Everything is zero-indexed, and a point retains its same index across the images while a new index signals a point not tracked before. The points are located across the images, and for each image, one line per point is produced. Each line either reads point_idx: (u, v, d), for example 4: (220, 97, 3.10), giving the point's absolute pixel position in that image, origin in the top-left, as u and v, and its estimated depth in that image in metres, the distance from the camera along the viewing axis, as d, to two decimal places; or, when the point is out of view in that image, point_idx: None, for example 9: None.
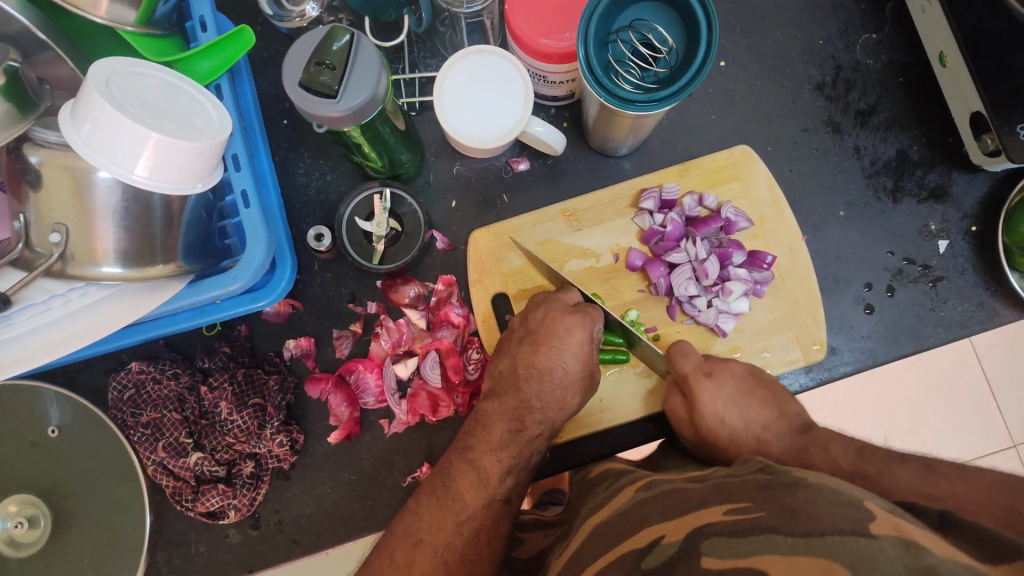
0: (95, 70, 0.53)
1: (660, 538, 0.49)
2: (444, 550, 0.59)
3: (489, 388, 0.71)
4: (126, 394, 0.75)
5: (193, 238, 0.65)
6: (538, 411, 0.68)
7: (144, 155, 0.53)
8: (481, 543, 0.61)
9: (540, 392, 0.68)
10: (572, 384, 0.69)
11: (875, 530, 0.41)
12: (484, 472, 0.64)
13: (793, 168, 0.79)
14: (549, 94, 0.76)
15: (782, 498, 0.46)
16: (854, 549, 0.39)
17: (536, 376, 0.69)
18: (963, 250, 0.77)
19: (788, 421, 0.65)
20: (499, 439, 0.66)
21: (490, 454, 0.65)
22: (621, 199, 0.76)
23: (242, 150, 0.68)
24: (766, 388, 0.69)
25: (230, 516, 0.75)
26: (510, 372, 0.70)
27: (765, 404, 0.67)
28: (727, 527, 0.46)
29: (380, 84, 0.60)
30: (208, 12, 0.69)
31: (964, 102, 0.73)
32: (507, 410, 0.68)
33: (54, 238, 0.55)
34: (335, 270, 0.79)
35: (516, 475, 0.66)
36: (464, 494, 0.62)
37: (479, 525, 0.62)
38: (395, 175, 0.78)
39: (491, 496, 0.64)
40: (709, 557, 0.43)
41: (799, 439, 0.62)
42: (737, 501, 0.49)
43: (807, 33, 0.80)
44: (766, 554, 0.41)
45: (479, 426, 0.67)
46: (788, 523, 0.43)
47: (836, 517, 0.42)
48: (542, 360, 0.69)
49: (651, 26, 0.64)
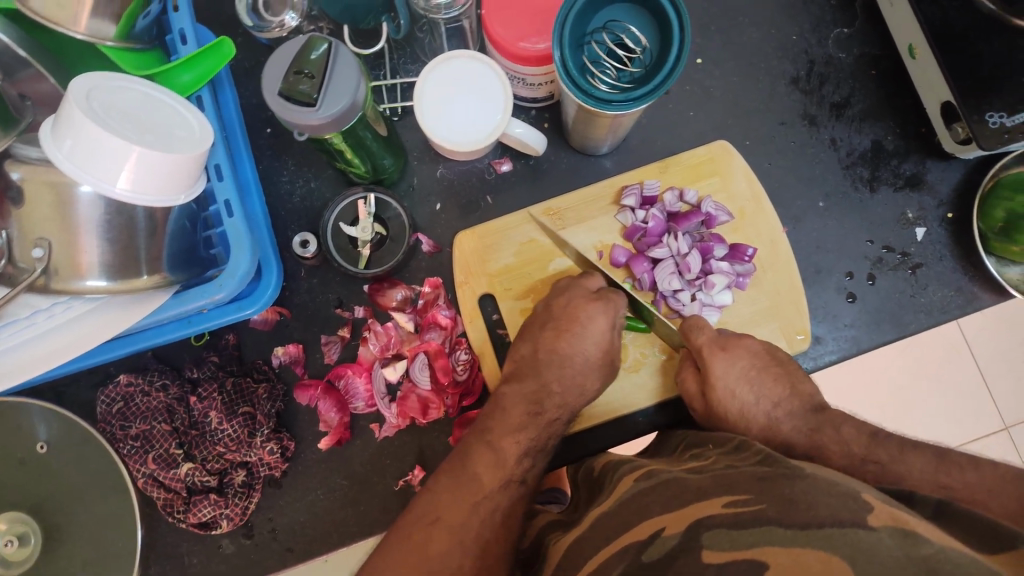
0: (74, 85, 0.53)
1: (661, 530, 0.49)
2: (461, 531, 0.59)
3: (511, 371, 0.72)
4: (115, 407, 0.75)
5: (177, 248, 0.65)
6: (558, 395, 0.70)
7: (126, 169, 0.54)
8: (497, 522, 0.60)
9: (560, 377, 0.70)
10: (592, 369, 0.71)
11: (874, 522, 0.42)
12: (502, 453, 0.64)
13: (771, 162, 0.80)
14: (529, 95, 0.77)
15: (781, 490, 0.47)
16: (854, 540, 0.40)
17: (557, 361, 0.71)
18: (941, 237, 0.78)
19: (800, 400, 0.66)
20: (518, 422, 0.67)
21: (509, 435, 0.65)
22: (603, 197, 0.77)
23: (225, 161, 0.69)
24: (779, 365, 0.69)
25: (222, 527, 0.74)
26: (531, 357, 0.72)
27: (778, 381, 0.68)
28: (728, 518, 0.46)
29: (359, 90, 0.60)
30: (188, 24, 0.69)
31: (934, 92, 0.75)
32: (526, 394, 0.69)
33: (37, 253, 0.55)
34: (322, 275, 0.79)
35: (533, 458, 0.66)
36: (481, 475, 0.62)
37: (495, 506, 0.61)
38: (379, 179, 0.78)
39: (508, 477, 0.63)
40: (710, 549, 0.44)
41: (812, 419, 0.63)
42: (737, 492, 0.49)
43: (780, 30, 0.82)
44: (765, 546, 0.42)
45: (498, 410, 0.68)
46: (788, 515, 0.44)
47: (836, 508, 0.44)
48: (564, 345, 0.71)
49: (625, 27, 0.65)
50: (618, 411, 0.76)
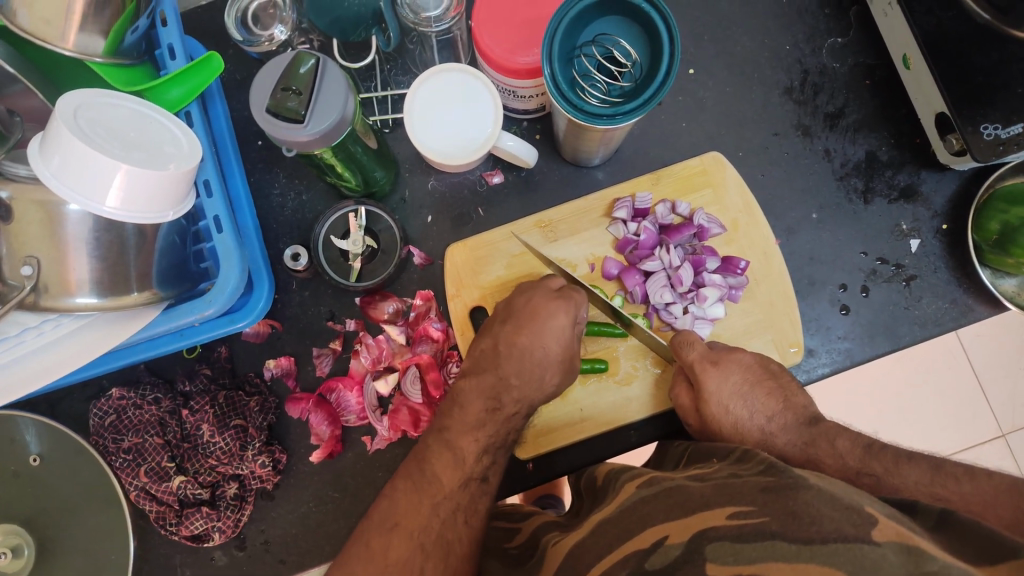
0: (62, 103, 0.53)
1: (664, 539, 0.49)
2: (422, 533, 0.59)
3: (468, 366, 0.72)
4: (108, 420, 0.75)
5: (167, 264, 0.65)
6: (516, 389, 0.69)
7: (115, 185, 0.54)
8: (458, 523, 0.61)
9: (519, 370, 0.69)
10: (553, 365, 0.70)
11: (878, 537, 0.41)
12: (459, 451, 0.65)
13: (765, 173, 0.80)
14: (520, 107, 0.77)
15: (784, 502, 0.46)
16: (855, 556, 0.40)
17: (516, 355, 0.70)
18: (935, 248, 0.78)
19: (794, 413, 0.65)
20: (476, 419, 0.67)
21: (468, 435, 0.66)
22: (595, 209, 0.77)
23: (214, 176, 0.69)
24: (774, 379, 0.69)
25: (214, 539, 0.74)
26: (491, 352, 0.71)
27: (771, 395, 0.67)
28: (732, 531, 0.45)
29: (347, 106, 0.60)
30: (176, 39, 0.70)
31: (928, 103, 0.74)
32: (485, 389, 0.69)
33: (26, 271, 0.55)
34: (314, 288, 0.79)
35: (494, 454, 0.67)
36: (440, 476, 0.63)
37: (455, 506, 0.61)
38: (370, 192, 0.78)
39: (469, 476, 0.64)
40: (713, 563, 0.44)
41: (806, 432, 0.62)
42: (741, 503, 0.48)
43: (774, 39, 0.81)
44: (767, 562, 0.42)
45: (457, 407, 0.68)
46: (792, 529, 0.43)
47: (838, 522, 0.42)
48: (523, 339, 0.70)
49: (615, 41, 0.65)
50: (613, 424, 0.76)
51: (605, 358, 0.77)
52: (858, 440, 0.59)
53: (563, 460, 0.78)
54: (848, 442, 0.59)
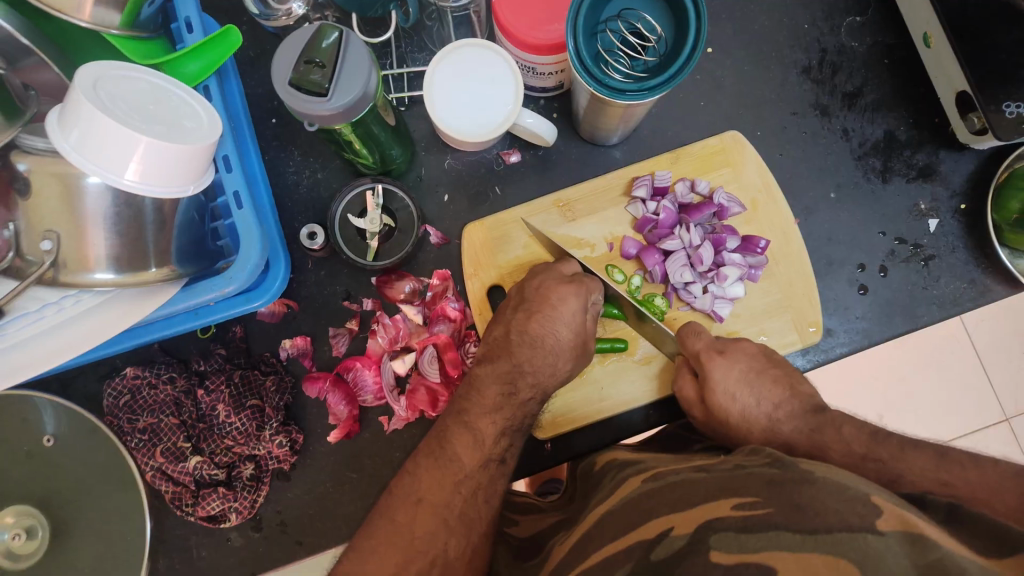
0: (81, 75, 0.52)
1: (669, 529, 0.48)
2: (444, 508, 0.58)
3: (483, 353, 0.70)
4: (122, 400, 0.74)
5: (186, 240, 0.64)
6: (530, 373, 0.67)
7: (134, 159, 0.53)
8: (480, 502, 0.60)
9: (532, 357, 0.67)
10: (564, 351, 0.69)
11: (881, 526, 0.41)
12: (479, 433, 0.63)
13: (783, 153, 0.80)
14: (538, 85, 0.76)
15: (789, 493, 0.46)
16: (862, 546, 0.39)
17: (527, 342, 0.68)
18: (953, 228, 0.78)
19: (800, 401, 0.63)
20: (493, 402, 0.65)
21: (485, 416, 0.64)
22: (614, 188, 0.77)
23: (233, 152, 0.68)
24: (778, 367, 0.68)
25: (231, 520, 0.74)
26: (503, 339, 0.69)
27: (778, 382, 0.66)
28: (736, 521, 0.45)
29: (369, 82, 0.59)
30: (193, 13, 0.69)
31: (948, 82, 0.74)
32: (501, 374, 0.66)
33: (46, 246, 0.54)
34: (329, 267, 0.78)
35: (512, 436, 0.65)
36: (461, 456, 0.61)
37: (477, 484, 0.60)
38: (387, 170, 0.77)
39: (487, 456, 0.62)
40: (718, 551, 0.43)
41: (811, 418, 0.60)
42: (743, 495, 0.48)
43: (792, 19, 0.81)
44: (772, 550, 0.42)
45: (472, 392, 0.66)
46: (794, 520, 0.43)
47: (844, 513, 0.42)
48: (535, 327, 0.68)
49: (639, 16, 0.64)
50: (631, 404, 0.76)
51: (624, 338, 0.76)
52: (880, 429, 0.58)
53: (581, 439, 0.78)
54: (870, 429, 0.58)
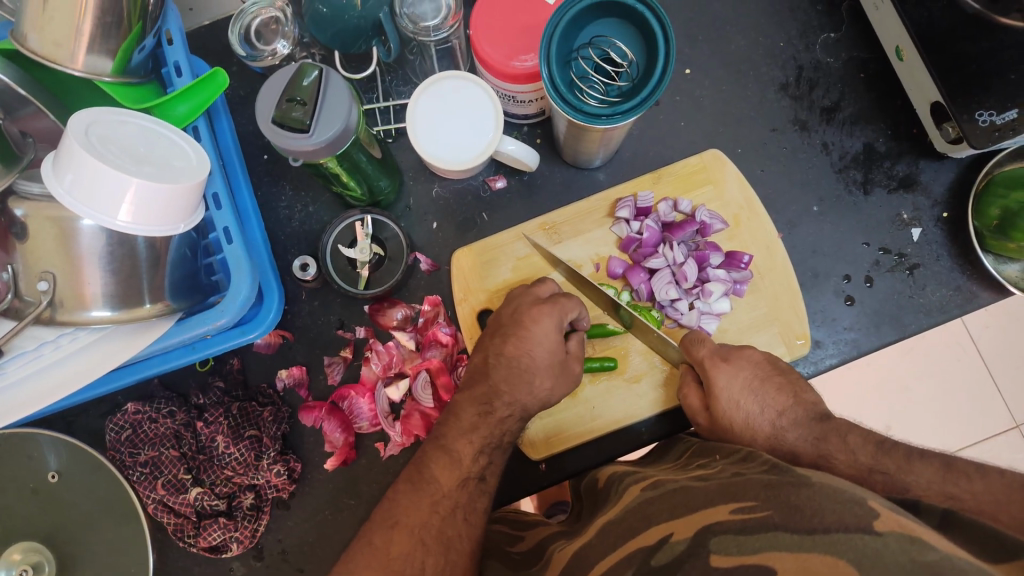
0: (74, 122, 0.54)
1: (669, 535, 0.49)
2: (422, 530, 0.58)
3: (465, 379, 0.71)
4: (123, 435, 0.76)
5: (179, 276, 0.66)
6: (505, 394, 0.67)
7: (126, 200, 0.55)
8: (459, 520, 0.60)
9: (508, 376, 0.68)
10: (542, 369, 0.69)
11: (878, 528, 0.42)
12: (456, 454, 0.64)
13: (764, 169, 0.81)
14: (520, 113, 0.78)
15: (786, 497, 0.46)
16: (859, 546, 0.41)
17: (504, 363, 0.68)
18: (937, 236, 0.79)
19: (803, 408, 0.64)
20: (469, 423, 0.66)
21: (462, 437, 0.65)
22: (598, 209, 0.78)
23: (223, 189, 0.70)
24: (782, 374, 0.68)
25: (232, 550, 0.75)
26: (481, 363, 0.70)
27: (781, 390, 0.66)
28: (734, 525, 0.46)
29: (350, 115, 0.61)
30: (182, 57, 0.71)
31: (922, 93, 0.75)
32: (476, 397, 0.68)
33: (42, 286, 0.57)
34: (322, 297, 0.80)
35: (490, 454, 0.65)
36: (439, 477, 0.62)
37: (454, 504, 0.61)
38: (375, 201, 0.79)
39: (466, 476, 0.63)
40: (716, 554, 0.44)
41: (816, 427, 0.61)
42: (742, 499, 0.48)
43: (768, 37, 0.82)
44: (771, 551, 0.42)
45: (450, 416, 0.67)
46: (793, 521, 0.44)
47: (840, 514, 0.43)
48: (510, 348, 0.69)
49: (611, 42, 0.66)
50: (623, 422, 0.77)
51: (614, 357, 0.77)
52: (873, 437, 0.57)
53: (575, 458, 0.78)
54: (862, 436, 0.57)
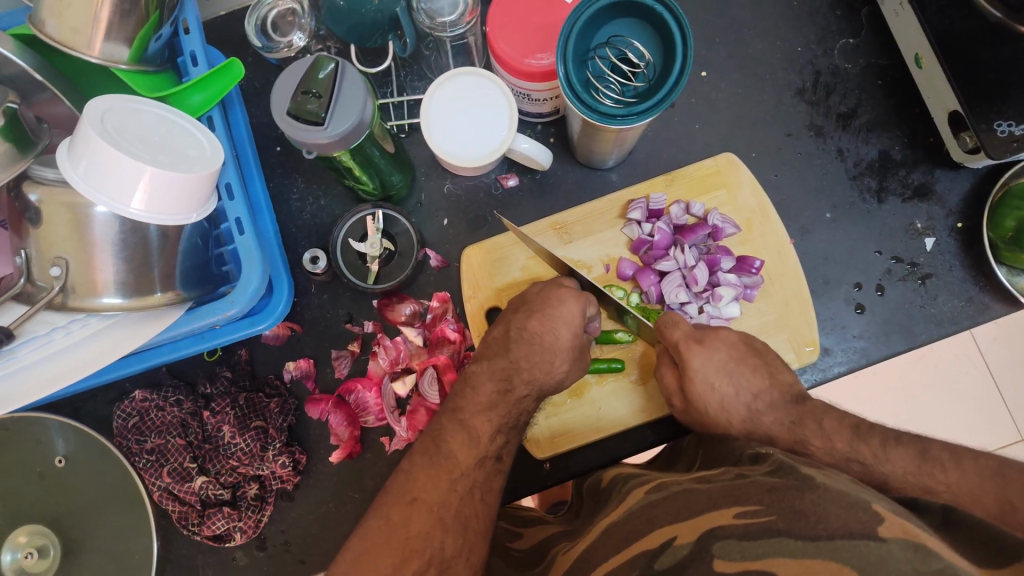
0: (89, 108, 0.54)
1: (671, 539, 0.49)
2: (441, 508, 0.59)
3: (481, 354, 0.71)
4: (131, 421, 0.76)
5: (190, 265, 0.66)
6: (525, 370, 0.67)
7: (140, 188, 0.55)
8: (475, 499, 0.61)
9: (528, 354, 0.68)
10: (562, 352, 0.69)
11: (884, 533, 0.41)
12: (474, 431, 0.64)
13: (778, 174, 0.80)
14: (534, 111, 0.78)
15: (791, 501, 0.46)
16: (865, 552, 0.40)
17: (526, 339, 0.68)
18: (951, 246, 0.78)
19: (780, 391, 0.65)
20: (487, 400, 0.66)
21: (480, 414, 0.65)
22: (610, 210, 0.78)
23: (235, 180, 0.70)
24: (759, 356, 0.68)
25: (236, 539, 0.75)
26: (503, 337, 0.70)
27: (783, 400, 0.67)
28: (738, 530, 0.46)
29: (366, 109, 0.61)
30: (198, 47, 0.71)
31: (940, 102, 0.75)
32: (496, 371, 0.68)
33: (54, 272, 0.57)
34: (332, 291, 0.80)
35: (508, 434, 0.66)
36: (456, 453, 0.62)
37: (473, 483, 0.61)
38: (387, 196, 0.79)
39: (483, 454, 0.63)
40: (720, 559, 0.44)
41: (793, 411, 0.62)
42: (745, 503, 0.48)
43: (786, 41, 0.82)
44: (776, 557, 0.42)
45: (467, 389, 0.67)
46: (798, 527, 0.43)
47: (845, 519, 0.43)
48: (534, 325, 0.69)
49: (629, 42, 0.65)
50: (628, 424, 0.77)
51: (622, 358, 0.77)
52: (865, 435, 0.59)
53: (580, 459, 0.78)
54: (837, 421, 0.59)
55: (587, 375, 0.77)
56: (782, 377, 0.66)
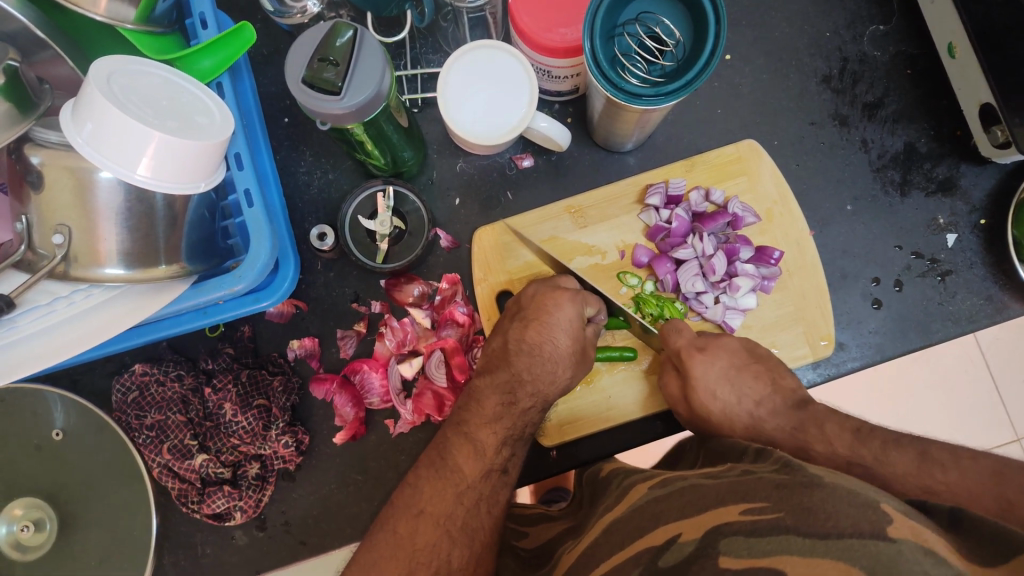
0: (95, 68, 0.51)
1: (676, 537, 0.47)
2: (447, 520, 0.57)
3: (482, 366, 0.69)
4: (130, 396, 0.74)
5: (196, 237, 0.63)
6: (530, 383, 0.65)
7: (146, 154, 0.52)
8: (482, 512, 0.59)
9: (531, 365, 0.66)
10: (564, 359, 0.67)
11: (892, 533, 0.39)
12: (479, 444, 0.62)
13: (800, 163, 0.78)
14: (553, 89, 0.75)
15: (799, 498, 0.44)
16: (873, 552, 0.38)
17: (526, 351, 0.66)
18: (972, 243, 0.77)
19: (782, 396, 0.63)
20: (492, 412, 0.64)
21: (486, 426, 0.63)
22: (627, 195, 0.76)
23: (244, 150, 0.67)
24: (760, 362, 0.67)
25: (236, 518, 0.74)
26: (502, 350, 0.68)
27: (759, 377, 0.65)
28: (746, 525, 0.43)
29: (384, 82, 0.58)
30: (208, 9, 0.68)
31: (973, 94, 0.72)
32: (500, 384, 0.65)
33: (58, 239, 0.54)
34: (338, 269, 0.78)
35: (513, 446, 0.64)
36: (462, 466, 0.60)
37: (479, 496, 0.60)
38: (398, 172, 0.77)
39: (489, 467, 0.61)
40: (726, 555, 0.42)
41: (795, 416, 0.60)
42: (752, 500, 0.46)
43: (813, 26, 0.79)
44: (783, 555, 0.40)
45: (472, 402, 0.65)
46: (805, 524, 0.41)
47: (855, 518, 0.40)
48: (531, 335, 0.67)
49: (658, 19, 0.62)
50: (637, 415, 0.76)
51: (633, 347, 0.76)
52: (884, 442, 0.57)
53: (587, 447, 0.77)
54: (838, 425, 0.57)
55: (598, 363, 0.75)
56: (785, 384, 0.64)
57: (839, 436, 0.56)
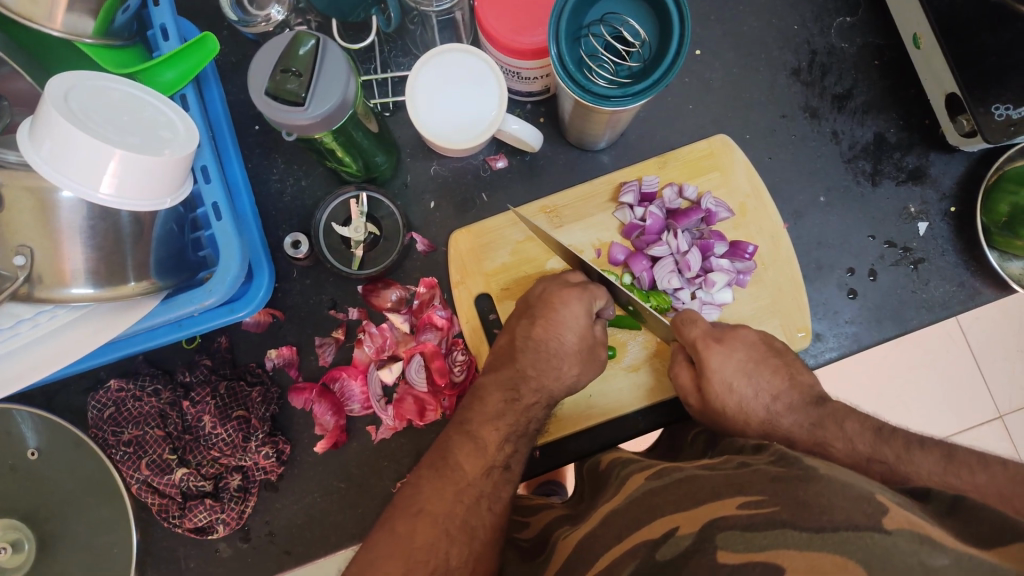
0: (51, 87, 0.50)
1: (673, 529, 0.46)
2: (446, 520, 0.56)
3: (490, 363, 0.70)
4: (106, 413, 0.74)
5: (165, 253, 0.62)
6: (533, 379, 0.67)
7: (109, 171, 0.51)
8: (482, 510, 0.58)
9: (536, 362, 0.67)
10: (569, 355, 0.68)
11: (887, 525, 0.39)
12: (481, 441, 0.62)
13: (772, 156, 0.79)
14: (524, 90, 0.75)
15: (794, 491, 0.44)
16: (869, 545, 0.38)
17: (532, 347, 0.68)
18: (943, 231, 0.77)
19: (800, 392, 0.62)
20: (495, 410, 0.64)
21: (488, 424, 0.63)
22: (601, 193, 0.76)
23: (212, 162, 0.67)
24: (778, 357, 0.66)
25: (218, 531, 0.74)
26: (508, 348, 0.69)
27: (776, 373, 0.64)
28: (741, 520, 0.43)
29: (349, 88, 0.58)
30: (169, 20, 0.67)
31: (938, 84, 0.73)
32: (503, 381, 0.67)
33: (20, 261, 0.52)
34: (315, 276, 0.78)
35: (516, 442, 0.64)
36: (463, 465, 0.60)
37: (479, 493, 0.59)
38: (371, 177, 0.76)
39: (490, 464, 0.61)
40: (725, 550, 0.41)
41: (813, 412, 0.59)
42: (748, 493, 0.45)
43: (781, 19, 0.80)
44: (780, 549, 0.39)
45: (476, 399, 0.66)
46: (801, 518, 0.41)
47: (849, 512, 0.40)
48: (538, 332, 0.68)
49: (623, 20, 0.62)
50: (620, 411, 0.76)
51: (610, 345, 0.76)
52: (870, 422, 0.56)
53: (570, 446, 0.77)
54: (859, 423, 0.56)
55: None
56: (802, 379, 0.63)
57: (860, 435, 0.55)
